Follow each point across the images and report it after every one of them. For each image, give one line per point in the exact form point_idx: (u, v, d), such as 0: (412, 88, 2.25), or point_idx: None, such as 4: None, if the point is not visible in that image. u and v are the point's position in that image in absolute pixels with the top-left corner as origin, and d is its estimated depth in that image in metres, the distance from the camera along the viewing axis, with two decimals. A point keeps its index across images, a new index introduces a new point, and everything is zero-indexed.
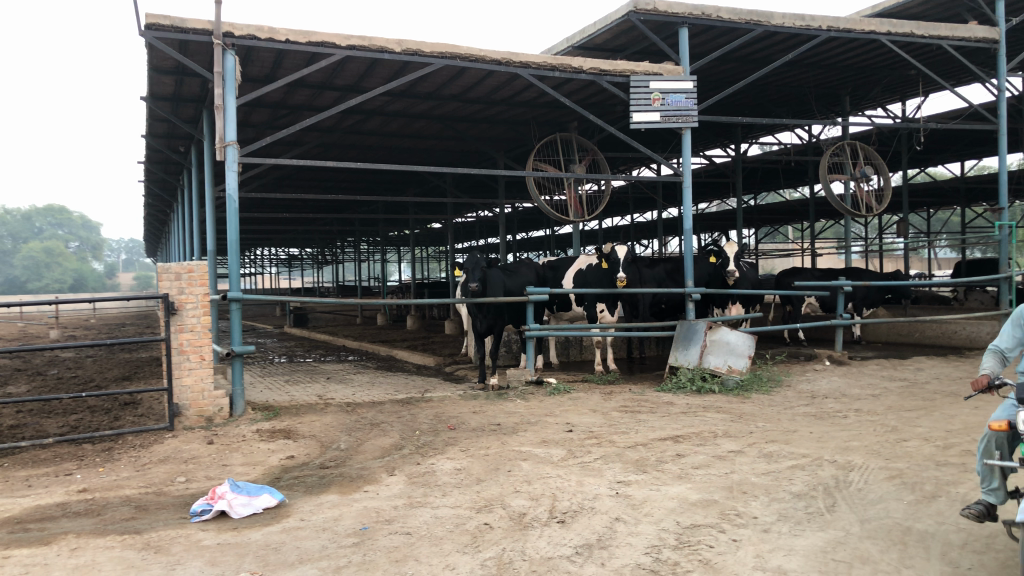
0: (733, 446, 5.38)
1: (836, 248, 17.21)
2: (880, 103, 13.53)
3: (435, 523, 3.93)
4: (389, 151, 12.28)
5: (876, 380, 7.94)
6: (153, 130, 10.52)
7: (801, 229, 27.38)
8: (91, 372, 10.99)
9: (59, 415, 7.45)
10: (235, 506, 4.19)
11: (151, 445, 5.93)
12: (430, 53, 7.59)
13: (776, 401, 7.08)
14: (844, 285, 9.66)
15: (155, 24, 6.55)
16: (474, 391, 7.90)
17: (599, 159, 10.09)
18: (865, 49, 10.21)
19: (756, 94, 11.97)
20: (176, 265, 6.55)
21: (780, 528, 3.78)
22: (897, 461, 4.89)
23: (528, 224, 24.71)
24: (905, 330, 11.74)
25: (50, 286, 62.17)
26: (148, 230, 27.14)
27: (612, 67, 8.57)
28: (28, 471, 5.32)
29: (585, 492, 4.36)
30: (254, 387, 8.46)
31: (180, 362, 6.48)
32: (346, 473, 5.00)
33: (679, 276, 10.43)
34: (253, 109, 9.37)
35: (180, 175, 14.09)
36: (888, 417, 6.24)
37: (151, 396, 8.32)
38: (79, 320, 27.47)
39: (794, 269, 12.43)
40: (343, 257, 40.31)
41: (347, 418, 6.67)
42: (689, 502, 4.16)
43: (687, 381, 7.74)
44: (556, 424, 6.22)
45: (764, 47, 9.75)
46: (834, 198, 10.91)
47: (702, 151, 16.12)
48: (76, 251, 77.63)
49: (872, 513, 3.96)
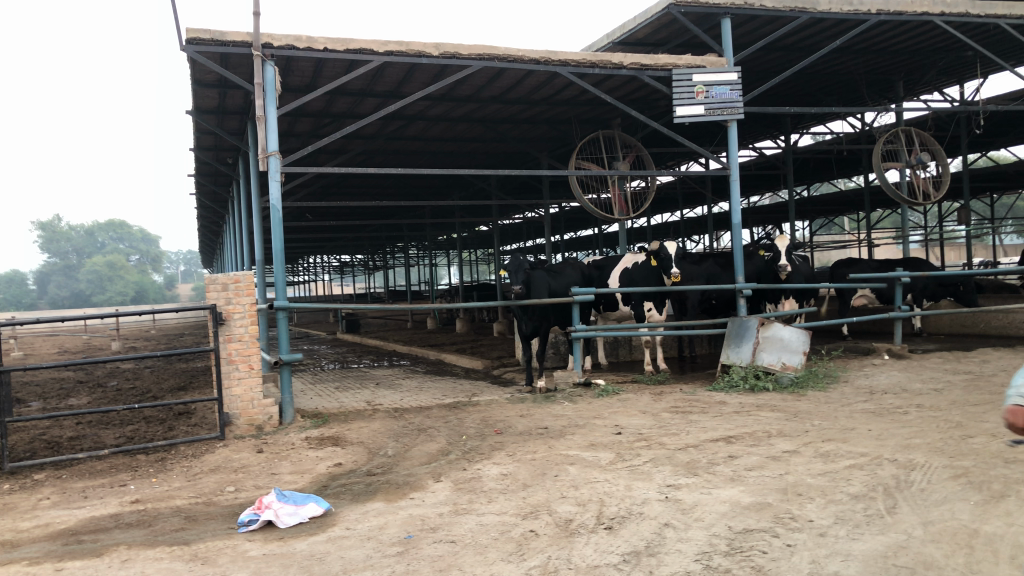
0: (788, 447, 5.22)
1: (894, 238, 16.74)
2: (936, 86, 13.08)
3: (480, 530, 3.87)
4: (432, 155, 12.29)
5: (939, 374, 7.65)
6: (201, 143, 10.69)
7: (857, 219, 26.70)
8: (148, 383, 11.24)
9: (116, 426, 7.62)
10: (282, 515, 4.19)
11: (203, 455, 5.99)
12: (468, 55, 7.53)
13: (832, 397, 6.86)
14: (903, 277, 9.33)
15: (196, 39, 6.63)
16: (521, 394, 7.83)
17: (643, 155, 9.94)
18: (918, 32, 9.87)
19: (804, 83, 11.66)
20: (223, 276, 6.61)
21: (837, 532, 3.63)
22: (962, 459, 4.68)
23: (576, 224, 24.60)
24: (969, 321, 11.33)
25: (113, 298, 64.12)
26: (204, 241, 27.78)
27: (654, 62, 8.41)
28: (85, 482, 5.42)
29: (633, 496, 4.25)
30: (304, 394, 8.54)
31: (230, 372, 6.55)
32: (392, 480, 4.98)
33: (729, 272, 10.20)
34: (296, 118, 9.46)
35: (230, 186, 14.33)
36: (951, 412, 6.00)
37: (205, 405, 8.45)
38: (140, 331, 28.29)
39: (849, 261, 12.07)
40: (395, 262, 40.67)
41: (395, 424, 6.67)
42: (742, 505, 4.03)
43: (740, 379, 7.55)
44: (604, 426, 6.12)
45: (811, 34, 9.50)
46: (890, 186, 10.56)
47: (751, 142, 15.80)
48: (138, 264, 79.94)
49: (936, 515, 3.78)
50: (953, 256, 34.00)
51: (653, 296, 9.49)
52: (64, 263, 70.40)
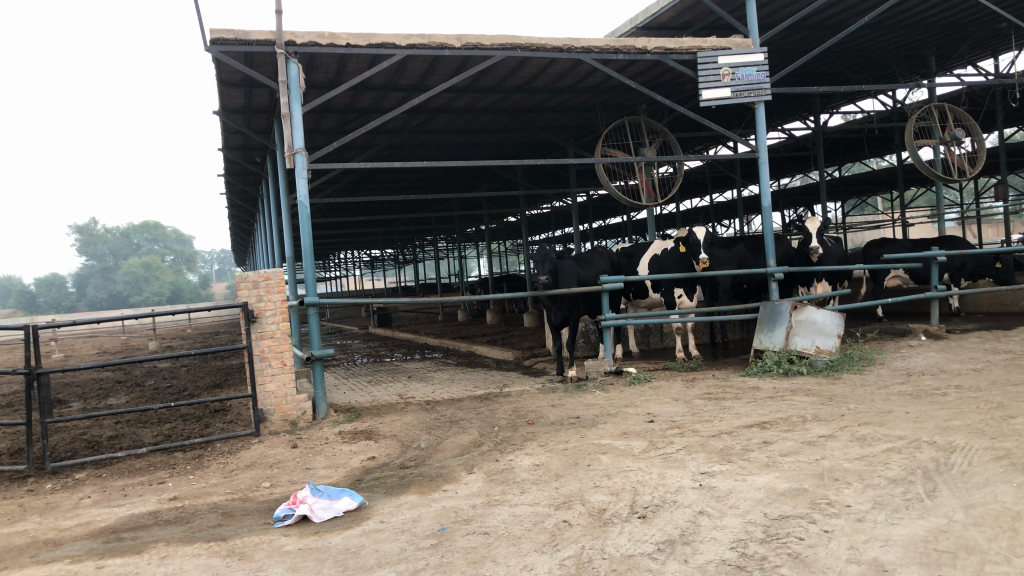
0: (823, 431, 5.14)
1: (929, 217, 16.45)
2: (969, 60, 12.78)
3: (513, 521, 3.87)
4: (457, 147, 12.29)
5: (978, 354, 7.50)
6: (228, 142, 10.79)
7: (891, 199, 26.27)
8: (185, 382, 11.38)
9: (154, 425, 7.74)
10: (317, 510, 4.22)
11: (239, 451, 6.06)
12: (491, 46, 7.49)
13: (869, 380, 6.76)
14: (939, 256, 9.15)
15: (220, 39, 6.67)
16: (552, 384, 7.82)
17: (670, 140, 9.84)
18: (950, 5, 9.66)
19: (833, 62, 11.46)
20: (254, 274, 6.68)
21: (876, 516, 3.57)
22: (1004, 440, 4.57)
23: (604, 212, 24.48)
24: (1009, 299, 11.10)
25: (149, 299, 65.11)
26: (235, 239, 28.09)
27: (678, 45, 8.30)
28: (125, 480, 5.51)
29: (667, 484, 4.22)
30: (338, 389, 8.61)
31: (263, 369, 6.61)
32: (425, 472, 4.99)
33: (761, 256, 10.08)
34: (321, 115, 9.51)
35: (259, 184, 14.46)
36: (992, 393, 5.87)
37: (240, 402, 8.55)
38: (175, 330, 28.71)
39: (883, 241, 11.86)
40: (424, 255, 40.82)
41: (427, 416, 6.69)
42: (777, 492, 3.98)
43: (773, 364, 7.47)
44: (637, 414, 6.09)
45: (839, 11, 9.33)
46: (923, 164, 10.36)
47: (780, 124, 15.59)
48: (173, 265, 81.21)
49: (977, 498, 3.70)
50: (991, 233, 33.37)
51: (683, 282, 9.42)
52: (101, 266, 71.66)
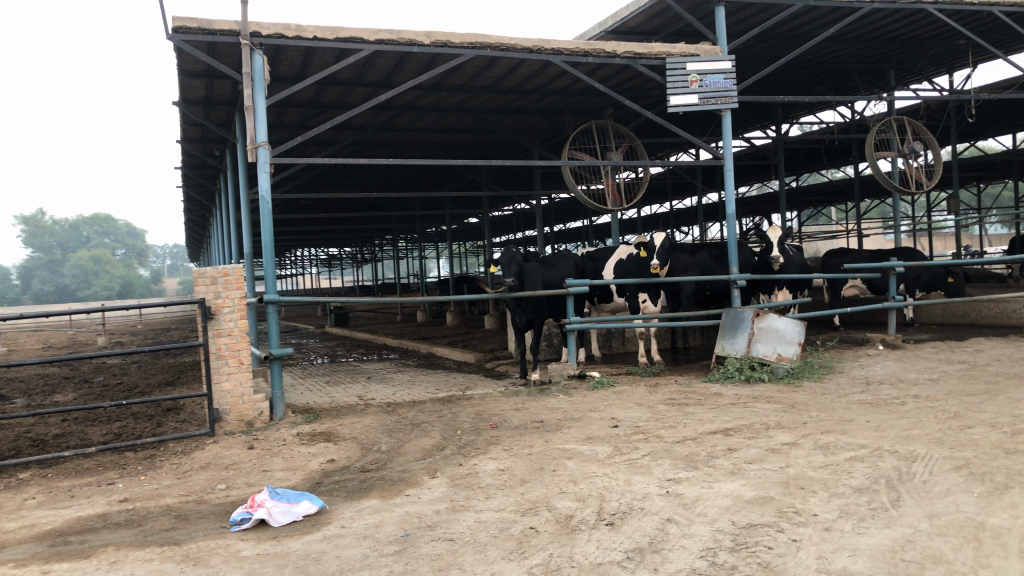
0: (786, 439, 5.16)
1: (883, 229, 16.76)
2: (927, 75, 13.04)
3: (479, 528, 3.79)
4: (421, 146, 12.17)
5: (934, 364, 7.63)
6: (187, 134, 10.54)
7: (845, 209, 26.76)
8: (136, 378, 11.09)
9: (103, 423, 7.49)
10: (275, 514, 4.10)
11: (193, 452, 5.88)
12: (460, 44, 7.42)
13: (829, 388, 6.83)
14: (896, 267, 9.28)
15: (183, 27, 6.48)
16: (516, 387, 7.75)
17: (636, 145, 9.86)
18: (911, 20, 9.83)
19: (797, 72, 11.60)
20: (212, 269, 6.50)
21: (842, 525, 3.57)
22: (963, 450, 4.63)
23: (566, 216, 24.53)
24: (960, 311, 11.33)
25: (99, 293, 63.70)
26: (191, 234, 27.58)
27: (647, 50, 8.31)
28: (72, 481, 5.30)
29: (634, 491, 4.18)
30: (295, 389, 8.43)
31: (219, 367, 6.43)
32: (387, 476, 4.89)
33: (723, 263, 10.13)
34: (284, 109, 9.34)
35: (217, 178, 14.17)
36: (949, 403, 5.96)
37: (194, 401, 8.34)
38: (126, 326, 28.10)
39: (841, 251, 12.03)
40: (382, 254, 40.54)
41: (388, 419, 6.58)
42: (744, 500, 3.97)
43: (736, 370, 7.49)
44: (601, 419, 6.05)
45: (804, 23, 9.45)
46: (883, 176, 10.53)
47: (742, 133, 15.76)
48: (124, 259, 79.54)
49: (940, 508, 3.73)
50: (940, 246, 34.28)
51: (647, 287, 9.42)
52: (48, 258, 69.88)
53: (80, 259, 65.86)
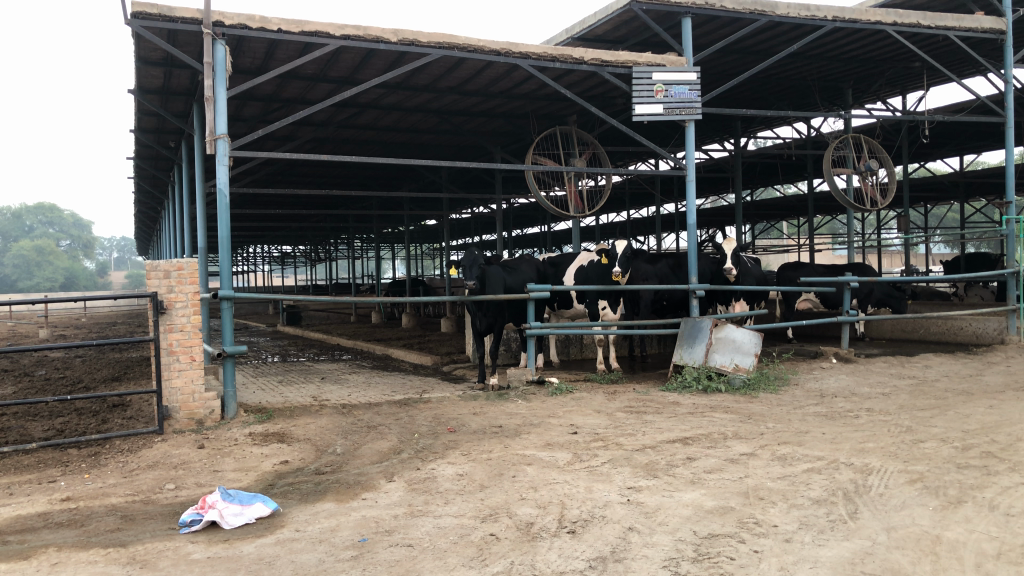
0: (744, 449, 5.18)
1: (836, 244, 17.08)
2: (882, 96, 13.34)
3: (438, 533, 3.72)
4: (383, 145, 12.05)
5: (885, 378, 7.75)
6: (142, 124, 10.28)
7: (798, 224, 27.22)
8: (79, 373, 10.76)
9: (45, 418, 7.24)
10: (227, 516, 3.97)
11: (140, 450, 5.71)
12: (428, 43, 7.34)
13: (784, 400, 6.89)
14: (851, 281, 9.39)
15: (142, 12, 6.31)
16: (473, 391, 7.68)
17: (599, 152, 9.88)
18: (870, 40, 10.03)
19: (759, 86, 11.76)
20: (165, 263, 6.33)
21: (802, 537, 3.58)
22: (916, 464, 4.69)
23: (525, 221, 24.55)
24: (910, 327, 11.59)
25: (42, 285, 62.15)
26: (141, 227, 26.97)
27: (614, 58, 8.32)
28: (11, 478, 5.09)
29: (594, 499, 4.15)
30: (247, 388, 8.24)
31: (169, 363, 6.26)
32: (343, 479, 4.78)
33: (682, 273, 10.20)
34: (244, 102, 9.16)
35: (170, 170, 13.86)
36: (901, 417, 6.05)
37: (141, 397, 8.10)
38: (71, 319, 27.44)
39: (796, 265, 12.20)
40: (337, 253, 40.16)
41: (343, 420, 6.46)
42: (705, 509, 3.96)
43: (693, 380, 7.52)
44: (560, 425, 6.02)
45: (768, 38, 9.57)
46: (839, 192, 10.70)
47: (701, 145, 15.94)
48: (69, 250, 77.62)
49: (897, 521, 3.76)
50: (887, 263, 35.13)
51: (607, 295, 9.42)
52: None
53: (23, 249, 64.20)
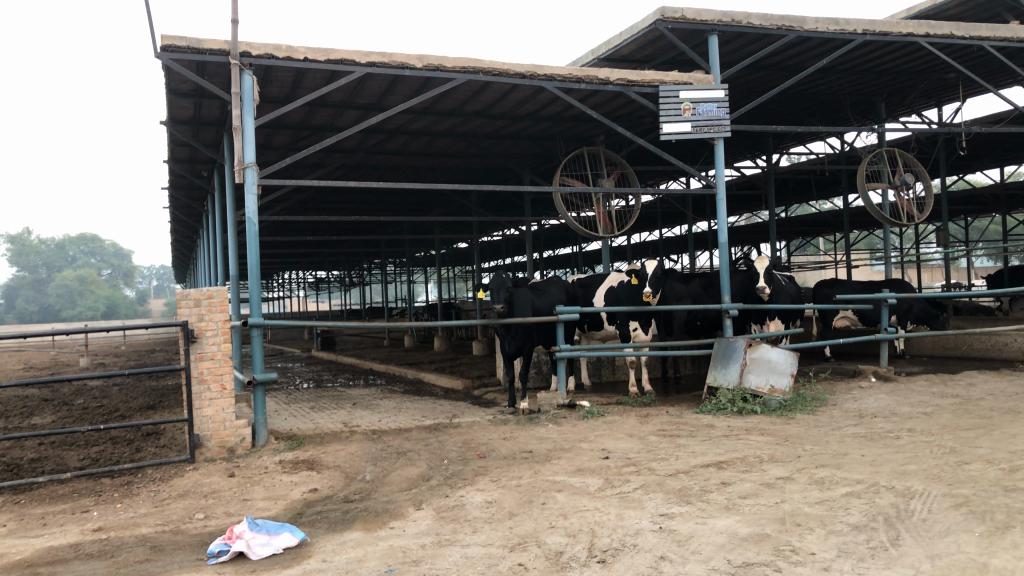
0: (781, 473, 5.05)
1: (874, 260, 16.78)
2: (916, 108, 13.13)
3: (466, 563, 3.66)
4: (412, 170, 12.11)
5: (927, 397, 7.54)
6: (175, 155, 10.46)
7: (834, 240, 26.82)
8: (116, 402, 10.88)
9: (80, 448, 7.30)
10: (254, 546, 3.94)
11: (172, 479, 5.72)
12: (452, 68, 7.36)
13: (821, 421, 6.73)
14: (889, 298, 9.17)
15: (172, 45, 6.40)
16: (503, 415, 7.61)
17: (628, 172, 9.82)
18: (902, 53, 9.88)
19: (789, 102, 11.65)
20: (196, 291, 6.37)
21: (841, 566, 3.45)
22: (961, 487, 4.52)
23: (556, 242, 24.53)
24: (952, 343, 11.32)
25: (84, 314, 63.53)
26: (179, 255, 27.44)
27: (640, 77, 8.27)
28: (45, 508, 5.13)
29: (626, 527, 4.06)
30: (280, 415, 8.25)
31: (201, 392, 6.29)
32: (371, 508, 4.74)
33: (715, 293, 10.05)
34: (274, 131, 9.27)
35: (204, 200, 14.07)
36: (944, 437, 5.87)
37: (175, 425, 8.16)
38: (110, 347, 27.99)
39: (832, 282, 11.99)
40: (370, 278, 40.47)
41: (373, 447, 6.43)
42: (739, 537, 3.85)
43: (728, 402, 7.38)
44: (591, 450, 5.93)
45: (797, 53, 9.47)
46: (874, 207, 10.50)
47: (732, 163, 15.80)
48: (110, 279, 79.19)
49: (941, 548, 3.61)
50: (927, 278, 34.47)
51: (638, 315, 9.31)
52: (35, 278, 69.61)
53: (66, 278, 65.67)
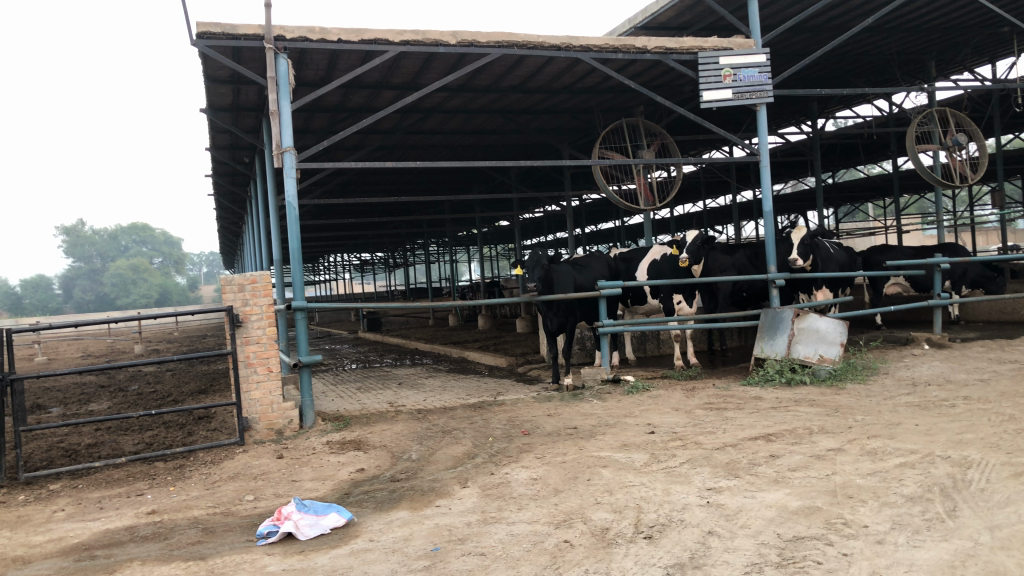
0: (831, 444, 4.94)
1: (927, 225, 16.32)
2: (968, 65, 12.71)
3: (512, 541, 3.65)
4: (451, 148, 12.08)
5: (984, 364, 7.33)
6: (216, 141, 10.57)
7: (884, 205, 26.18)
8: (169, 387, 11.11)
9: (134, 433, 7.46)
10: (302, 527, 3.99)
11: (223, 461, 5.82)
12: (487, 43, 7.28)
13: (874, 390, 6.57)
14: (942, 263, 8.84)
15: (207, 32, 6.43)
16: (548, 392, 7.59)
17: (668, 142, 9.63)
18: (951, 8, 9.53)
19: (834, 64, 11.34)
20: (239, 277, 6.43)
21: (896, 538, 3.36)
22: (1021, 456, 4.37)
23: (598, 216, 24.35)
24: (1009, 307, 10.97)
25: (137, 301, 65.15)
26: (226, 242, 27.88)
27: (678, 45, 8.09)
28: (102, 492, 5.24)
29: (673, 502, 4.01)
30: (326, 396, 8.35)
31: (248, 375, 6.36)
32: (417, 486, 4.76)
33: (760, 263, 9.86)
34: (311, 114, 9.32)
35: (246, 186, 14.23)
36: (1003, 404, 5.68)
37: (225, 408, 8.30)
38: (162, 333, 28.75)
39: (883, 248, 11.68)
40: (414, 259, 40.75)
41: (418, 426, 6.47)
42: (789, 510, 3.77)
43: (776, 373, 7.27)
44: (637, 425, 5.88)
45: (841, 13, 9.19)
46: (925, 169, 10.17)
47: (776, 130, 15.48)
48: (162, 267, 81.04)
49: (1002, 518, 3.50)
50: (981, 241, 33.67)
51: (683, 288, 9.19)
52: (89, 268, 71.51)
53: (118, 267, 67.31)
